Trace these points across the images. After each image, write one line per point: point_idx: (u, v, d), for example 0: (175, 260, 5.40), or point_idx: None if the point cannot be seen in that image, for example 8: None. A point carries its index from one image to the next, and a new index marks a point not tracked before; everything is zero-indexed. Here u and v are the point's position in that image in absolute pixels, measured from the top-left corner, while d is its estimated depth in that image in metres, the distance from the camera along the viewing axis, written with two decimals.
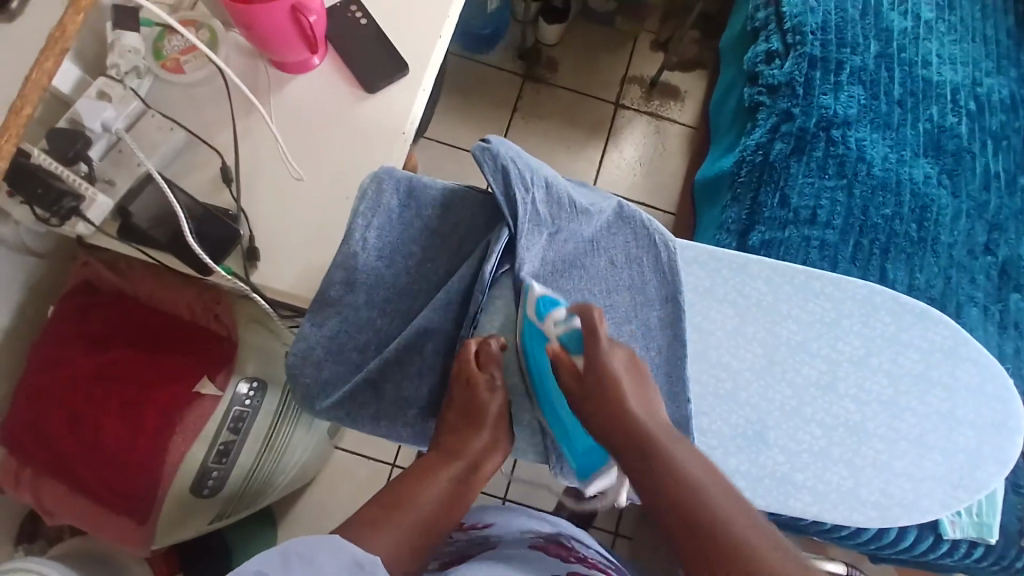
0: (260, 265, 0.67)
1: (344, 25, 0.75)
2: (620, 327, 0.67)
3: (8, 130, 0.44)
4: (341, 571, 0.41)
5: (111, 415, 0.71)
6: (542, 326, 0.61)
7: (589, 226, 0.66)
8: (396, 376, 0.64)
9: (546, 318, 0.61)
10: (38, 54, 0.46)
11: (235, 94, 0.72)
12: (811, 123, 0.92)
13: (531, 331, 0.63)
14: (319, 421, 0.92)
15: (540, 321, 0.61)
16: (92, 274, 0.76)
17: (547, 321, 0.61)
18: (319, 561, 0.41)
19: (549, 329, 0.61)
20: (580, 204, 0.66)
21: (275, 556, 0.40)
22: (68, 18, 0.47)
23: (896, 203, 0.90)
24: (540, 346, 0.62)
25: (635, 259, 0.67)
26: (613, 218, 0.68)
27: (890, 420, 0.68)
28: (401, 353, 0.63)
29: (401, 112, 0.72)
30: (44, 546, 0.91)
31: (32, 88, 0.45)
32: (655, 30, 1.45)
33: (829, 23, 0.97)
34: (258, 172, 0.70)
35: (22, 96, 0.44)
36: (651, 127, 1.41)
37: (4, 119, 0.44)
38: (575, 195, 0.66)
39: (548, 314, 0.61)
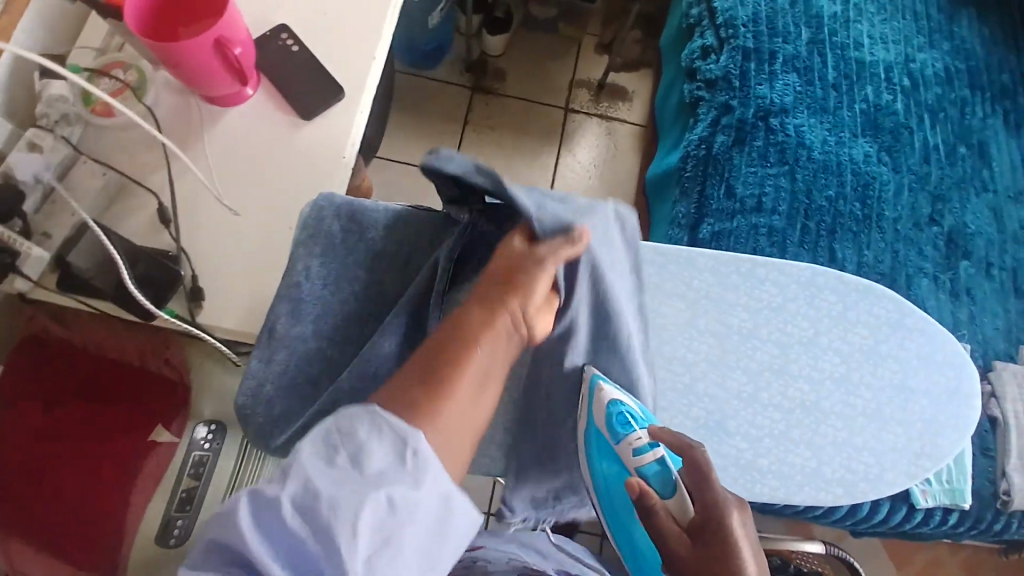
0: (205, 304, 0.66)
1: (275, 55, 0.74)
2: None
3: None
4: (387, 448, 0.40)
5: (65, 471, 0.69)
6: (618, 444, 0.65)
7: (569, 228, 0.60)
8: None
9: (624, 439, 0.65)
10: None
11: (169, 134, 0.71)
12: (750, 114, 0.93)
13: (603, 448, 0.66)
14: None
15: (616, 441, 0.65)
16: (38, 328, 0.74)
17: (626, 444, 0.65)
18: (361, 436, 0.40)
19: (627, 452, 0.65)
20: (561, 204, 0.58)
21: (320, 439, 0.40)
22: None
23: (839, 183, 0.92)
24: (610, 458, 0.66)
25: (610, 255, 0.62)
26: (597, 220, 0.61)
27: (846, 397, 0.70)
28: (358, 386, 0.61)
29: (339, 137, 0.72)
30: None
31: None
32: (597, 33, 1.47)
33: (760, 14, 0.99)
34: (196, 210, 0.69)
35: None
36: (602, 129, 1.42)
37: None
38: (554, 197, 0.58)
39: (627, 436, 0.65)
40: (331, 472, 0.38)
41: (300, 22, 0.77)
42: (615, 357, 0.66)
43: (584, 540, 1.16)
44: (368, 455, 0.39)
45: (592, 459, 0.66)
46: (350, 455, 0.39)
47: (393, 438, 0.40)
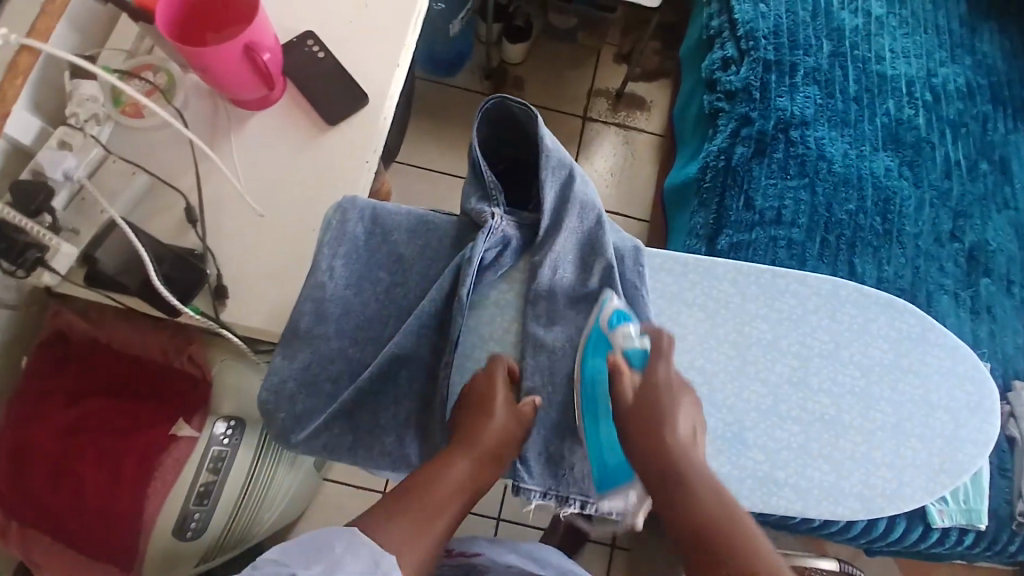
0: (229, 303, 0.67)
1: (303, 60, 0.76)
2: None
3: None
4: (360, 565, 0.43)
5: (90, 465, 0.71)
6: (608, 336, 0.63)
7: (568, 219, 0.65)
8: (371, 406, 0.66)
9: (617, 330, 0.62)
10: None
11: (198, 135, 0.73)
12: (770, 126, 0.94)
13: (597, 338, 0.64)
14: (301, 457, 0.91)
15: (609, 331, 0.63)
16: (63, 323, 0.75)
17: (618, 334, 0.62)
18: (337, 552, 0.43)
19: (617, 343, 0.62)
20: (568, 192, 0.65)
21: (295, 549, 0.42)
22: None
23: (859, 198, 0.92)
24: (601, 354, 0.64)
25: (599, 250, 0.66)
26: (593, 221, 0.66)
27: (866, 411, 0.69)
28: None
29: (364, 141, 0.73)
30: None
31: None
32: (617, 42, 1.48)
33: (781, 27, 0.99)
34: (222, 212, 0.70)
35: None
36: (619, 137, 1.43)
37: None
38: (574, 179, 0.65)
39: (620, 328, 0.62)
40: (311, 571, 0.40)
41: (327, 28, 0.78)
42: None
43: (593, 549, 1.16)
44: (343, 567, 0.42)
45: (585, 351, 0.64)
46: (326, 566, 0.41)
47: (364, 559, 0.44)
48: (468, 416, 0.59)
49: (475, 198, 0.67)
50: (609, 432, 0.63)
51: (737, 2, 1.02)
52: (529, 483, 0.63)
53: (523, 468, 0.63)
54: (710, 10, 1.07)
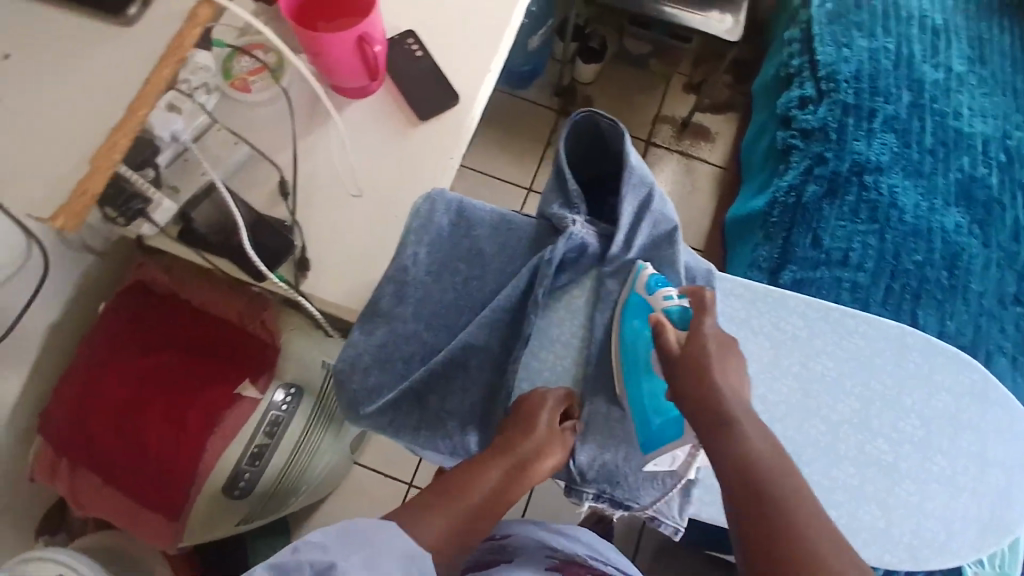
0: (310, 275, 0.70)
1: (403, 56, 0.79)
2: None
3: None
4: (397, 559, 0.44)
5: (154, 415, 0.74)
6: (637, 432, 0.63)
7: (642, 235, 0.67)
8: (439, 391, 0.68)
9: (656, 292, 0.62)
10: None
11: (297, 113, 0.76)
12: (844, 168, 0.94)
13: (637, 302, 0.64)
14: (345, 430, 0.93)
15: (649, 294, 0.63)
16: (146, 275, 0.80)
17: (657, 295, 0.62)
18: (376, 545, 0.44)
19: (656, 302, 0.62)
20: (645, 210, 0.66)
21: (338, 536, 0.43)
22: None
23: (928, 250, 0.91)
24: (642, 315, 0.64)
25: (672, 268, 0.67)
26: (668, 236, 0.67)
27: (922, 461, 0.68)
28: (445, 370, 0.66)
29: (451, 137, 0.77)
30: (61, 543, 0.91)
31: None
32: (687, 72, 1.50)
33: (862, 73, 1.00)
34: (313, 189, 0.73)
35: None
36: (681, 165, 1.44)
37: None
38: (653, 199, 0.66)
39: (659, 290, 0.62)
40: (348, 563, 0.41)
41: (427, 27, 0.82)
42: None
43: None
44: (382, 562, 0.43)
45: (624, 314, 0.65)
46: (365, 558, 0.42)
47: (402, 556, 0.44)
48: (533, 411, 0.60)
49: (556, 204, 0.68)
50: (649, 389, 0.62)
51: (820, 44, 1.04)
52: (581, 486, 0.64)
53: (577, 473, 0.64)
54: (791, 49, 1.09)
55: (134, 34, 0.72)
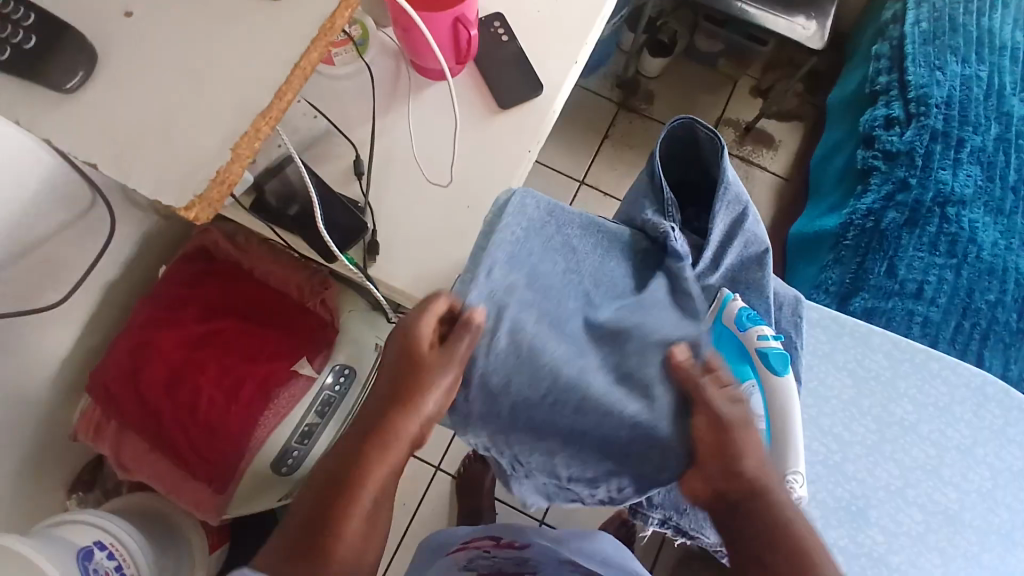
0: (378, 259, 0.69)
1: (490, 40, 0.76)
2: None
3: (258, 125, 0.41)
4: None
5: (208, 381, 0.73)
6: None
7: (733, 254, 0.63)
8: (583, 376, 0.54)
9: (749, 330, 0.58)
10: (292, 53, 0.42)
11: (378, 91, 0.74)
12: (928, 197, 0.90)
13: (724, 339, 0.59)
14: None
15: (741, 333, 0.58)
16: (209, 242, 0.80)
17: (751, 334, 0.57)
18: None
19: (751, 343, 0.57)
20: (738, 227, 0.64)
21: None
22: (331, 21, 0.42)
23: (1001, 289, 0.87)
24: (729, 353, 0.59)
25: (760, 289, 0.64)
26: (759, 257, 0.64)
27: (988, 513, 0.66)
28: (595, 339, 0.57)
29: (532, 130, 0.74)
30: (98, 497, 0.91)
31: (298, 73, 0.42)
32: (756, 76, 1.45)
33: (954, 98, 0.95)
34: (389, 171, 0.72)
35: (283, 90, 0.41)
36: (740, 172, 1.40)
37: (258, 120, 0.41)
38: (747, 217, 0.64)
39: (752, 328, 0.58)
40: None
41: (516, 12, 0.79)
42: None
43: None
44: None
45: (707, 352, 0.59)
46: None
47: None
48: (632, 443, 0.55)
49: (649, 211, 0.64)
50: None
51: (912, 63, 0.99)
52: (648, 510, 0.65)
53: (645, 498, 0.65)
54: (879, 65, 1.05)
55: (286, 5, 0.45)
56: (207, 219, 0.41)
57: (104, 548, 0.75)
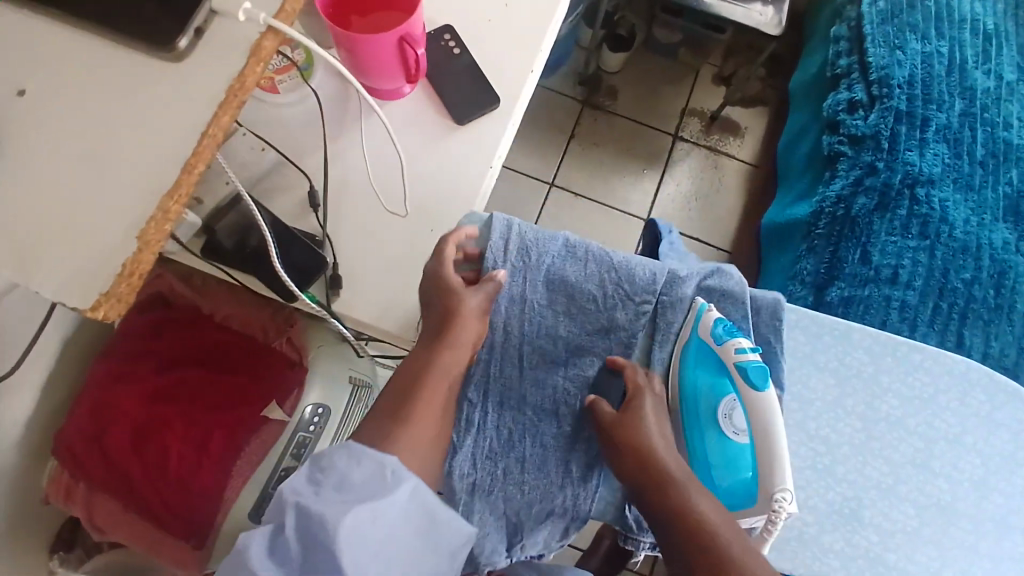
0: (342, 292, 0.67)
1: (440, 53, 0.73)
2: None
3: (167, 208, 0.37)
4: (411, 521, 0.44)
5: (175, 435, 0.70)
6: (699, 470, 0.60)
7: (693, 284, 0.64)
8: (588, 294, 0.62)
9: (726, 343, 0.59)
10: (222, 100, 0.39)
11: (328, 116, 0.71)
12: (897, 179, 0.89)
13: (703, 351, 0.61)
14: None
15: (718, 345, 0.60)
16: (164, 286, 0.77)
17: (727, 347, 0.59)
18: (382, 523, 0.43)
19: (727, 355, 0.59)
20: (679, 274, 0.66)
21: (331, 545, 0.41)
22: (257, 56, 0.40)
23: (976, 266, 0.87)
24: (708, 365, 0.60)
25: (735, 299, 0.63)
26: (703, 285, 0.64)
27: (981, 500, 0.65)
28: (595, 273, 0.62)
29: (491, 144, 0.72)
30: (77, 558, 0.88)
31: (207, 144, 0.39)
32: (717, 64, 1.44)
33: (916, 77, 0.94)
34: (347, 199, 0.69)
35: (195, 153, 0.38)
36: (708, 161, 1.39)
37: (176, 173, 0.38)
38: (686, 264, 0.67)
39: (729, 340, 0.59)
40: (317, 500, 0.41)
41: (465, 23, 0.76)
42: None
43: None
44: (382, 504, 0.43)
45: (684, 361, 0.62)
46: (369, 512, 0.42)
47: (370, 461, 0.44)
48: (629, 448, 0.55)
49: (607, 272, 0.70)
50: (715, 445, 0.59)
51: (872, 44, 0.98)
52: (640, 534, 0.64)
53: (633, 521, 0.63)
54: (839, 47, 1.04)
55: (197, 58, 0.39)
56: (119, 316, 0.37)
57: None
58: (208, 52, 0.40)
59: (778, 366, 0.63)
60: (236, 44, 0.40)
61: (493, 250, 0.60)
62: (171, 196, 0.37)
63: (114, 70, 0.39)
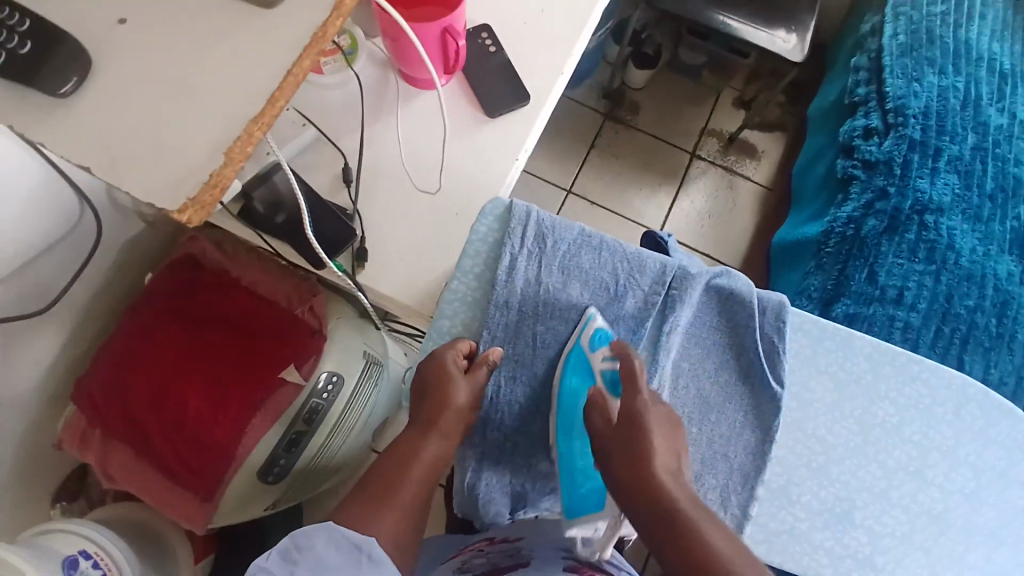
0: (367, 267, 0.70)
1: (476, 49, 0.77)
2: (716, 399, 0.68)
3: (228, 132, 0.41)
4: None
5: (193, 390, 0.73)
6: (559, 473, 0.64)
7: (704, 282, 0.66)
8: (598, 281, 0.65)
9: (597, 351, 0.63)
10: (296, 49, 0.42)
11: (367, 98, 0.75)
12: (907, 205, 0.92)
13: (576, 359, 0.63)
14: (383, 409, 0.91)
15: (590, 352, 0.63)
16: (197, 249, 0.81)
17: (596, 355, 0.63)
18: None
19: (595, 364, 0.63)
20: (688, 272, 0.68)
21: None
22: (333, 19, 0.43)
23: (980, 295, 0.89)
24: (581, 373, 0.63)
25: (742, 301, 0.66)
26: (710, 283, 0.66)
27: (971, 512, 0.67)
28: (606, 261, 0.65)
29: (518, 138, 0.75)
30: (83, 508, 0.90)
31: (288, 81, 0.42)
32: (739, 88, 1.48)
33: (931, 109, 0.97)
34: (378, 177, 0.72)
35: (279, 85, 0.41)
36: (724, 181, 1.42)
37: (235, 118, 0.41)
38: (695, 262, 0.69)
39: (599, 350, 0.63)
40: None
41: (501, 23, 0.80)
42: (743, 409, 0.67)
43: None
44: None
45: (563, 368, 0.63)
46: None
47: (345, 542, 0.45)
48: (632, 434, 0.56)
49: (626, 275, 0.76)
50: (579, 451, 0.64)
51: (890, 76, 1.01)
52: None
53: None
54: (858, 77, 1.07)
55: (264, 16, 0.43)
56: (201, 221, 0.41)
57: (89, 557, 0.73)
58: (279, 13, 0.43)
59: (778, 363, 0.66)
60: (303, 9, 0.43)
61: (512, 235, 0.64)
62: (225, 131, 0.41)
63: (185, 24, 0.42)
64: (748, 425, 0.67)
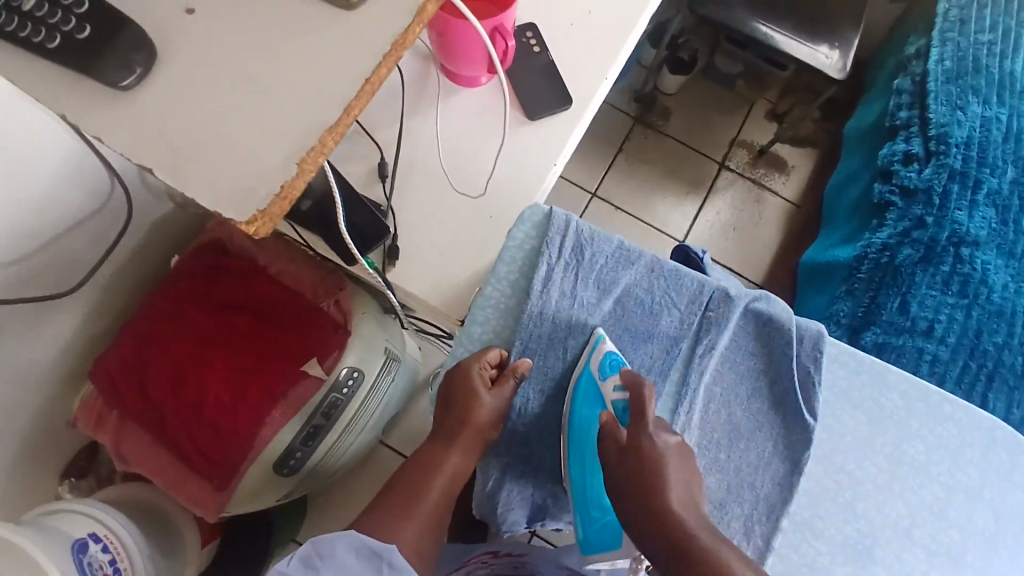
0: (398, 264, 0.69)
1: (520, 50, 0.76)
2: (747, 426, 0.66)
3: (277, 132, 0.40)
4: None
5: (215, 377, 0.72)
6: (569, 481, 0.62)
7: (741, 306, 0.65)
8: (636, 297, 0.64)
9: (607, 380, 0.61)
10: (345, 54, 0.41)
11: (406, 92, 0.73)
12: (943, 236, 0.90)
13: (586, 387, 0.61)
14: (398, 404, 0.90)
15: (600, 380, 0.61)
16: (225, 233, 0.80)
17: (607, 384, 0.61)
18: None
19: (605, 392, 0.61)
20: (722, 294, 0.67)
21: None
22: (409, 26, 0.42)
23: (1009, 333, 0.87)
24: (590, 405, 0.61)
25: (780, 326, 0.65)
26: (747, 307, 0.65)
27: (990, 556, 0.66)
28: (644, 278, 0.64)
29: (558, 142, 0.74)
30: (92, 484, 0.90)
31: (366, 90, 0.41)
32: (773, 100, 1.46)
33: (973, 139, 0.95)
34: (414, 175, 0.71)
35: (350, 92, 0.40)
36: (752, 194, 1.41)
37: (288, 118, 0.40)
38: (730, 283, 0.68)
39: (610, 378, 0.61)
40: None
41: (547, 23, 0.78)
42: (772, 438, 0.66)
43: None
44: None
45: (573, 401, 0.61)
46: None
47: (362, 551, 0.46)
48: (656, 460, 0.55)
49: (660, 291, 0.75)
50: (591, 492, 0.62)
51: (934, 102, 0.99)
52: None
53: None
54: (900, 100, 1.05)
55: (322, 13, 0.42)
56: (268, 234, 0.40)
57: (99, 540, 0.73)
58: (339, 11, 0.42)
59: (811, 394, 0.65)
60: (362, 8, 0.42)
61: (551, 244, 0.63)
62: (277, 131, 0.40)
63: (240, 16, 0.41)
64: (776, 455, 0.66)
